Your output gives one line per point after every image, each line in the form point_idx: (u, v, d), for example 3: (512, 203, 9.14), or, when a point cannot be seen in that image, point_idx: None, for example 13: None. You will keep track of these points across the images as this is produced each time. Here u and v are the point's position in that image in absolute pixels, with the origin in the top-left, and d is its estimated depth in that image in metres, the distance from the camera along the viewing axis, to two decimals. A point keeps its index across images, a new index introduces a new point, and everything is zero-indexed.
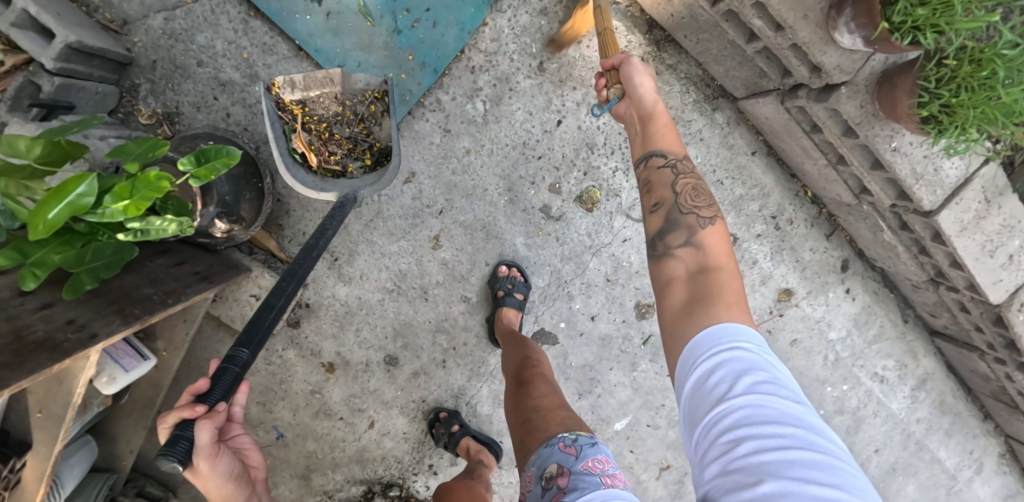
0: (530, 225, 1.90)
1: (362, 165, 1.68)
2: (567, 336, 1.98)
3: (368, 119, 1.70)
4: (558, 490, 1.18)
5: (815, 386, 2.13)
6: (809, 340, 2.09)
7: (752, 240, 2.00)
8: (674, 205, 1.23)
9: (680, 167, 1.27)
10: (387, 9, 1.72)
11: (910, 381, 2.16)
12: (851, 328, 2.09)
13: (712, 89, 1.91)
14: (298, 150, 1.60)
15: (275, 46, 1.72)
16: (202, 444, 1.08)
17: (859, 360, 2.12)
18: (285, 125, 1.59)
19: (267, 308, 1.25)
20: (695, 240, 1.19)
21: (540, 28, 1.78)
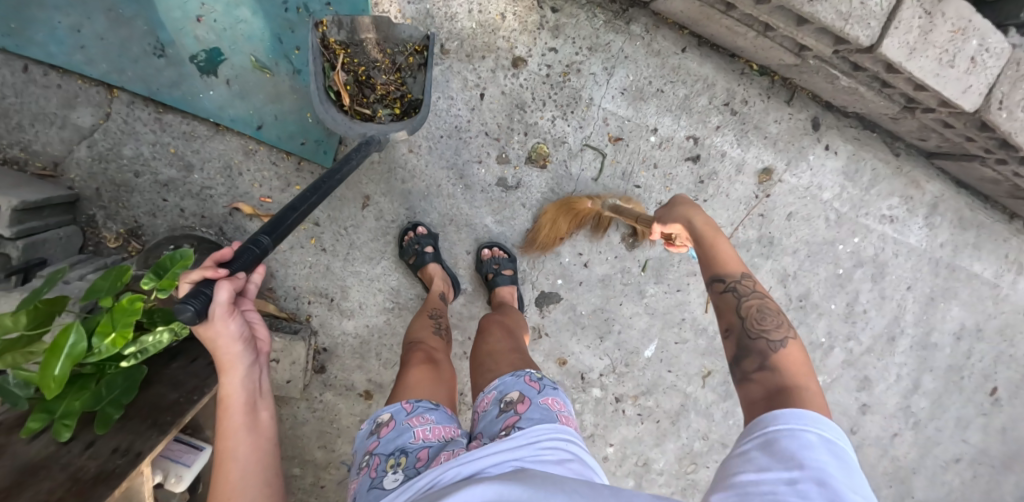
0: (493, 202, 1.93)
1: (390, 114, 1.69)
2: (569, 289, 2.03)
3: (404, 71, 1.70)
4: (515, 415, 1.16)
5: (827, 249, 2.13)
6: (805, 209, 2.08)
7: (713, 134, 1.97)
8: (743, 331, 1.11)
9: (742, 288, 1.16)
10: (279, 54, 1.76)
11: (921, 211, 2.13)
12: (842, 182, 2.07)
13: (619, 3, 1.84)
14: (334, 88, 1.64)
15: (195, 131, 1.79)
16: (216, 303, 1.04)
17: (862, 209, 2.10)
18: (325, 61, 1.62)
19: (292, 207, 1.20)
20: (771, 362, 1.05)
21: (427, 15, 1.77)
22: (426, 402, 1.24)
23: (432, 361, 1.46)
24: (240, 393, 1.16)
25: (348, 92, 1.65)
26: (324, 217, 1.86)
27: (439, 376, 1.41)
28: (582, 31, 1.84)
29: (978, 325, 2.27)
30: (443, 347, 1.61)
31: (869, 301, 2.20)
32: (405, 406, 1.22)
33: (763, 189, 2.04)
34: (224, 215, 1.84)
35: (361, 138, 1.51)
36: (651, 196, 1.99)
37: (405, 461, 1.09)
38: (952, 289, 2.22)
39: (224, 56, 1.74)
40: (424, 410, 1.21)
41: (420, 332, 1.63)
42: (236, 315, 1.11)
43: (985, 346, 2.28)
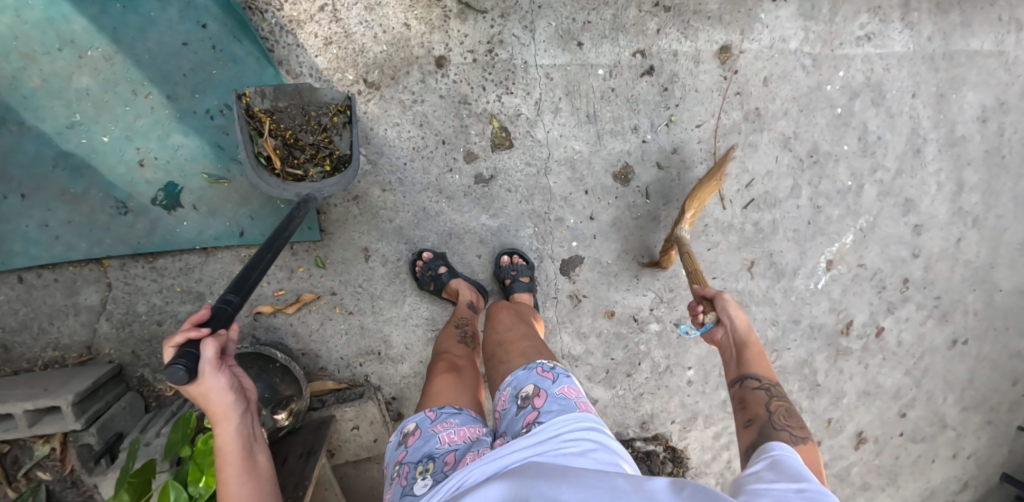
0: (480, 200, 1.89)
1: (325, 173, 1.67)
2: (587, 247, 1.99)
3: (331, 130, 1.68)
4: (534, 409, 1.20)
5: (817, 94, 2.13)
6: (778, 68, 2.05)
7: (658, 38, 1.89)
8: (767, 423, 1.30)
9: (773, 390, 1.37)
10: (226, 160, 1.78)
11: (895, 16, 2.12)
12: (804, 24, 2.04)
13: None
14: (264, 153, 1.61)
15: (188, 262, 1.84)
16: (203, 361, 1.11)
17: (834, 43, 2.09)
18: (252, 131, 1.60)
19: (256, 264, 1.25)
20: (789, 448, 1.23)
21: (338, 59, 1.75)
22: (448, 408, 1.30)
23: (457, 369, 1.50)
24: (234, 442, 1.22)
25: (279, 155, 1.62)
26: (337, 285, 1.90)
27: (463, 384, 1.44)
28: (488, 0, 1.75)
29: (1001, 98, 2.29)
30: (467, 353, 1.61)
31: (879, 126, 2.23)
32: (429, 414, 1.28)
33: (728, 68, 1.98)
34: (250, 322, 1.89)
35: (297, 198, 1.55)
36: (625, 124, 1.92)
37: (432, 466, 1.15)
38: (959, 77, 2.22)
39: (180, 185, 1.78)
40: (447, 415, 1.27)
41: (446, 342, 1.65)
42: (224, 370, 1.17)
43: (1013, 115, 2.32)
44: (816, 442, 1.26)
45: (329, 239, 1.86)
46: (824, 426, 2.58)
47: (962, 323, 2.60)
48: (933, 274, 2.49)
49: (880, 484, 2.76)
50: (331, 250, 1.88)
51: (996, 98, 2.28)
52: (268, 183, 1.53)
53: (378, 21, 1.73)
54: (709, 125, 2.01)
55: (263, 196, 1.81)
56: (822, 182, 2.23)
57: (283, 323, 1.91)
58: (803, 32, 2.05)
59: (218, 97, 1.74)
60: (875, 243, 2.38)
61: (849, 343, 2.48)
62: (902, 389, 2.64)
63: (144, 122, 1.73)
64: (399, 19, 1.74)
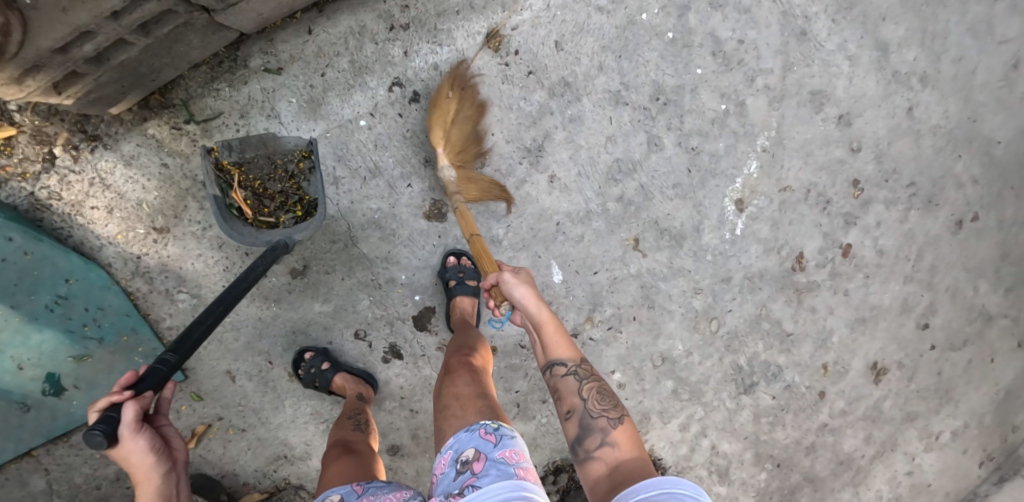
0: (305, 291, 1.84)
1: (297, 219, 1.68)
2: (433, 295, 1.85)
3: (298, 177, 1.69)
4: (471, 476, 1.10)
5: (633, 29, 1.80)
6: (571, 22, 1.76)
7: (410, 60, 1.71)
8: (583, 412, 1.28)
9: (581, 370, 1.33)
10: (81, 339, 1.92)
11: None
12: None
13: (224, 58, 1.69)
14: (235, 205, 1.63)
15: None
16: (124, 423, 1.12)
17: None
18: (222, 182, 1.63)
19: (201, 321, 1.26)
20: (609, 439, 1.23)
21: (125, 220, 1.83)
22: (377, 483, 1.30)
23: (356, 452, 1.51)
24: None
25: (250, 205, 1.64)
26: (221, 410, 1.96)
27: (364, 465, 1.44)
28: (223, 110, 1.72)
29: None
30: (366, 437, 1.63)
31: (733, 29, 1.88)
32: (355, 489, 1.28)
33: (506, 53, 1.75)
34: None
35: (268, 246, 1.53)
36: (414, 162, 1.76)
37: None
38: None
39: (58, 373, 1.95)
40: (362, 490, 1.25)
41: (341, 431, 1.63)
42: (146, 432, 1.17)
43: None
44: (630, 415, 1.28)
45: (194, 373, 1.92)
46: (822, 374, 2.20)
47: (960, 200, 2.16)
48: (888, 160, 2.10)
49: (930, 409, 2.28)
50: (199, 381, 1.93)
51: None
52: (239, 233, 1.54)
53: (139, 173, 1.80)
54: (511, 120, 1.78)
55: (123, 359, 1.93)
56: (687, 120, 1.89)
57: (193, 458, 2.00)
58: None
59: (49, 291, 1.87)
60: (793, 156, 2.00)
61: (811, 278, 2.12)
62: (910, 299, 2.22)
63: (5, 333, 1.89)
64: (156, 162, 1.79)
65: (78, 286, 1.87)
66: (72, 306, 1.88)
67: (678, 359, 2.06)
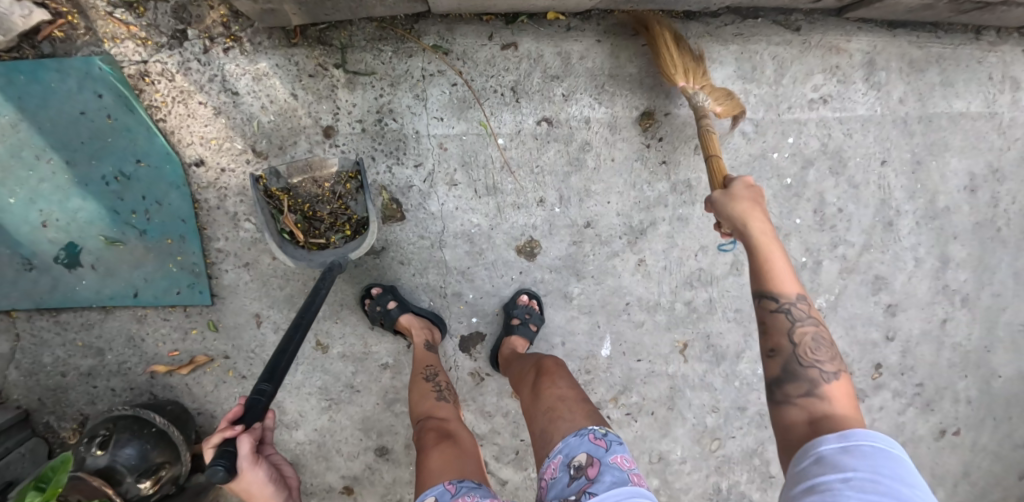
0: (371, 272, 1.81)
1: (345, 238, 1.71)
2: (488, 323, 1.87)
3: (346, 196, 1.71)
4: (588, 479, 1.22)
5: (761, 162, 1.90)
6: (713, 135, 1.86)
7: (567, 105, 1.76)
8: (791, 355, 1.18)
9: (795, 312, 1.21)
10: (122, 223, 1.79)
11: (856, 74, 1.89)
12: (744, 87, 1.85)
13: (403, 23, 1.67)
14: (287, 229, 1.67)
15: (89, 318, 1.87)
16: (242, 455, 1.23)
17: (780, 105, 1.87)
18: (272, 209, 1.65)
19: (285, 347, 1.37)
20: (819, 391, 1.14)
21: (227, 127, 1.72)
22: (468, 481, 1.31)
23: (456, 435, 1.50)
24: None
25: (300, 228, 1.68)
26: (231, 349, 1.89)
27: (465, 449, 1.46)
28: (376, 72, 1.68)
29: (991, 167, 1.99)
30: (454, 412, 1.62)
31: (839, 196, 1.96)
32: (448, 488, 1.29)
33: (651, 136, 1.82)
34: (148, 379, 1.91)
35: (321, 267, 1.59)
36: (529, 196, 1.79)
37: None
38: (941, 142, 1.95)
39: (80, 246, 1.81)
40: (467, 490, 1.28)
41: (424, 403, 1.62)
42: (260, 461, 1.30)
43: (1010, 184, 2.00)
44: (848, 371, 1.17)
45: (223, 302, 1.85)
46: None
47: (952, 413, 2.18)
48: (914, 359, 2.12)
49: None
50: (224, 312, 1.86)
51: (986, 164, 1.98)
52: (294, 255, 1.59)
53: (266, 92, 1.70)
54: (628, 199, 1.85)
55: (157, 260, 1.81)
56: None
57: (180, 382, 1.92)
58: (743, 95, 1.85)
59: (113, 164, 1.75)
60: (839, 324, 2.07)
61: None
62: None
63: (46, 185, 1.77)
64: (286, 89, 1.70)
65: (145, 172, 1.75)
66: (129, 189, 1.76)
67: (671, 464, 2.09)
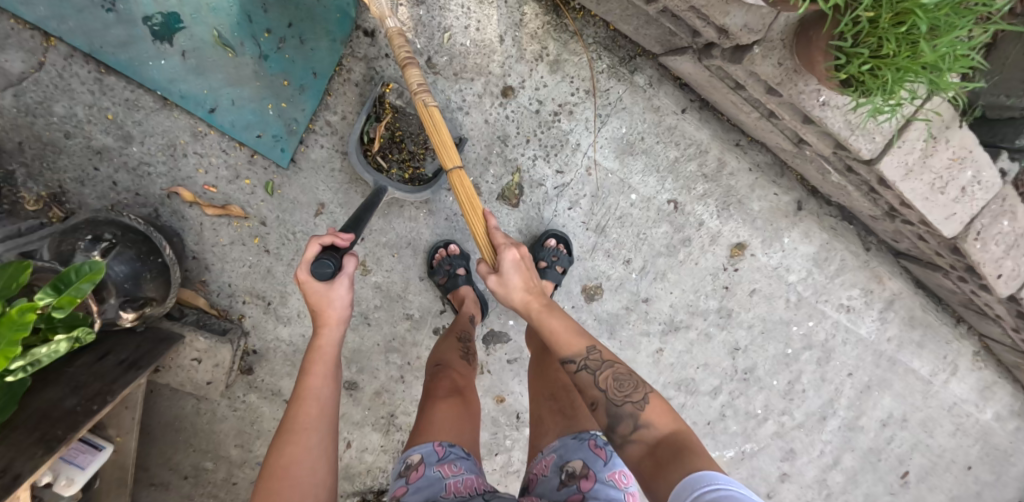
0: (456, 232, 1.78)
1: (400, 179, 1.68)
2: (519, 332, 1.91)
3: (430, 151, 1.68)
4: (579, 492, 1.19)
5: (781, 327, 2.19)
6: (768, 287, 2.11)
7: (695, 202, 1.89)
8: (608, 401, 1.20)
9: (591, 363, 1.23)
10: (246, 33, 1.56)
11: (877, 304, 2.23)
12: (810, 267, 2.11)
13: (628, 49, 1.70)
14: (369, 136, 1.64)
15: (139, 100, 1.61)
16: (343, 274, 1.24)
17: (822, 295, 2.17)
18: (372, 113, 1.64)
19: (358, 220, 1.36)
20: (641, 419, 1.17)
21: (419, 21, 1.62)
22: (458, 449, 1.24)
23: (461, 394, 1.42)
24: (330, 349, 1.26)
25: (379, 143, 1.64)
26: (272, 218, 1.71)
27: (468, 415, 1.38)
28: (582, 71, 1.70)
29: (904, 415, 2.41)
30: (468, 374, 1.55)
31: (809, 380, 2.29)
32: (436, 449, 1.22)
33: (732, 263, 2.03)
34: (163, 197, 1.68)
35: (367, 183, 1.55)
36: (621, 252, 1.89)
37: None
38: (887, 381, 2.35)
39: (183, 23, 1.54)
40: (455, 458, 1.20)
41: (447, 354, 1.58)
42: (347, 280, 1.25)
43: (905, 431, 2.42)
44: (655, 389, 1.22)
45: (296, 173, 1.69)
46: None
47: None
48: None
49: None
50: (289, 182, 1.69)
51: (903, 412, 2.40)
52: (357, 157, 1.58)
53: (478, 17, 1.64)
54: (683, 297, 2.03)
55: (259, 91, 1.60)
56: (738, 398, 2.27)
57: (195, 218, 1.71)
58: (804, 273, 2.12)
59: None
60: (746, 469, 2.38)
61: None
62: None
63: None
64: (497, 29, 1.65)
65: (311, 4, 1.56)
66: (280, 9, 1.55)
67: None
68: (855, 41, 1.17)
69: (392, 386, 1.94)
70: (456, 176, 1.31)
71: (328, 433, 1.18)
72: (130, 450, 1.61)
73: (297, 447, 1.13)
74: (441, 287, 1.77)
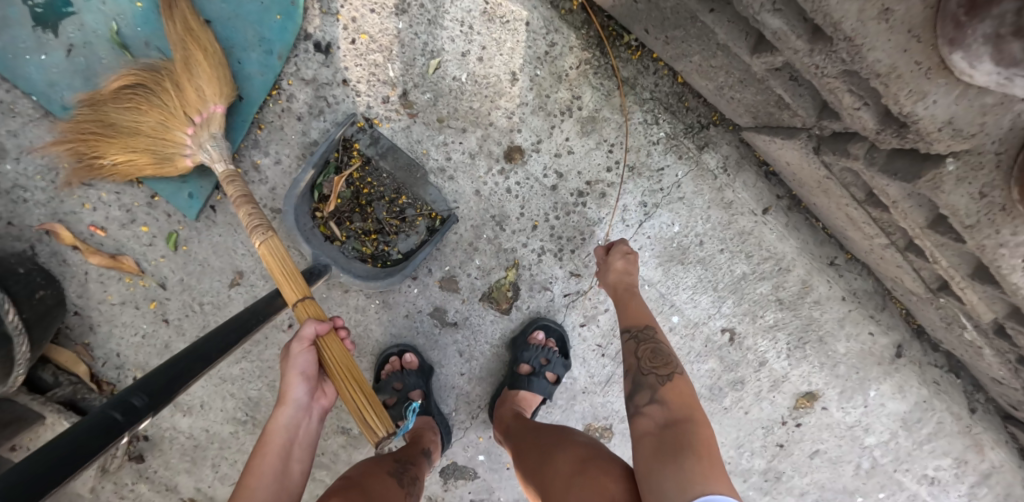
0: (419, 334, 1.27)
1: (356, 255, 1.17)
2: (491, 473, 1.40)
3: (406, 226, 1.17)
4: None
5: (841, 499, 1.51)
6: (837, 449, 1.47)
7: (760, 334, 1.34)
8: (636, 369, 1.00)
9: (643, 335, 1.03)
10: (157, 31, 1.13)
11: (970, 479, 1.46)
12: (895, 429, 1.44)
13: (696, 113, 1.16)
14: (323, 193, 1.13)
15: (15, 104, 1.18)
16: (299, 341, 0.86)
17: (903, 463, 1.46)
18: (332, 160, 1.13)
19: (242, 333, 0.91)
20: (660, 395, 0.95)
21: (395, 40, 1.12)
22: None
23: None
24: (283, 437, 0.84)
25: (338, 205, 1.14)
26: (176, 281, 1.27)
27: None
28: (626, 136, 1.17)
29: None
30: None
31: None
32: None
33: (795, 415, 1.43)
34: (38, 234, 1.27)
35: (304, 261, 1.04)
36: None
37: None
38: None
39: (74, 9, 1.12)
40: None
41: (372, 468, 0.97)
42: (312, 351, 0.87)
43: None
44: (687, 374, 0.99)
45: (213, 227, 1.24)
46: None
47: None
48: None
49: None
50: (200, 238, 1.25)
51: None
52: (296, 219, 1.08)
53: (484, 41, 1.13)
54: (719, 451, 1.47)
55: None
56: None
57: (79, 264, 1.28)
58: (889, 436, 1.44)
59: None
60: None
61: None
62: None
63: None
64: (508, 65, 1.14)
65: None
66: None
67: None
68: None
69: None
70: (303, 310, 0.89)
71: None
72: None
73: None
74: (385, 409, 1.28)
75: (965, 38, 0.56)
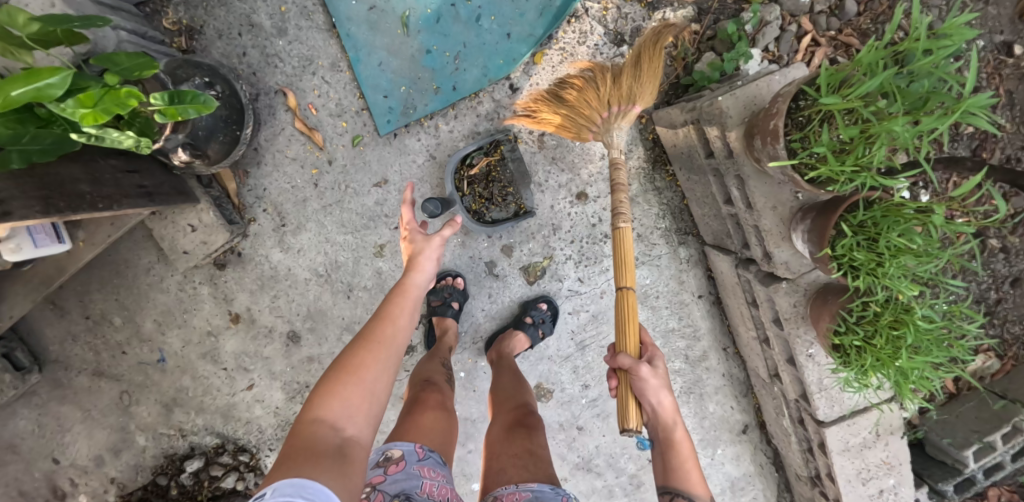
0: (471, 272, 1.93)
1: (467, 206, 1.83)
2: (461, 387, 1.98)
3: (504, 204, 1.84)
4: None
5: None
6: None
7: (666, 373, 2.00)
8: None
9: None
10: (428, 26, 1.80)
11: None
12: (726, 488, 2.09)
13: (687, 225, 1.95)
14: (469, 163, 1.82)
15: (313, 13, 1.80)
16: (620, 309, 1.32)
17: None
18: (483, 146, 1.82)
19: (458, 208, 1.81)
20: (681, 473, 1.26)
21: None
22: (434, 456, 1.36)
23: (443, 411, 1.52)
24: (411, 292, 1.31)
25: (474, 173, 1.82)
26: (339, 164, 1.87)
27: (446, 431, 1.48)
28: (645, 219, 1.93)
29: None
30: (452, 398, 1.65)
31: None
32: (416, 450, 1.34)
33: None
34: (269, 90, 1.83)
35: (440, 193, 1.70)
36: (583, 377, 1.99)
37: None
38: None
39: None
40: (431, 464, 1.34)
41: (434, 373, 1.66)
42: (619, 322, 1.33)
43: None
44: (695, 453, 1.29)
45: (385, 144, 1.86)
46: None
47: None
48: None
49: None
50: (374, 146, 1.86)
51: None
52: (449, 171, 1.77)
53: None
54: None
55: (404, 70, 1.81)
56: None
57: (282, 121, 1.85)
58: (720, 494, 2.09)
59: (485, 6, 1.78)
60: None
61: None
62: None
63: None
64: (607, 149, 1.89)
65: (488, 40, 1.80)
66: (466, 28, 1.80)
67: None
68: (857, 321, 1.41)
69: (326, 361, 1.98)
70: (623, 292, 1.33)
71: (380, 393, 1.14)
72: (81, 259, 1.66)
73: (349, 381, 1.10)
74: (430, 307, 1.88)
75: (796, 225, 1.46)
